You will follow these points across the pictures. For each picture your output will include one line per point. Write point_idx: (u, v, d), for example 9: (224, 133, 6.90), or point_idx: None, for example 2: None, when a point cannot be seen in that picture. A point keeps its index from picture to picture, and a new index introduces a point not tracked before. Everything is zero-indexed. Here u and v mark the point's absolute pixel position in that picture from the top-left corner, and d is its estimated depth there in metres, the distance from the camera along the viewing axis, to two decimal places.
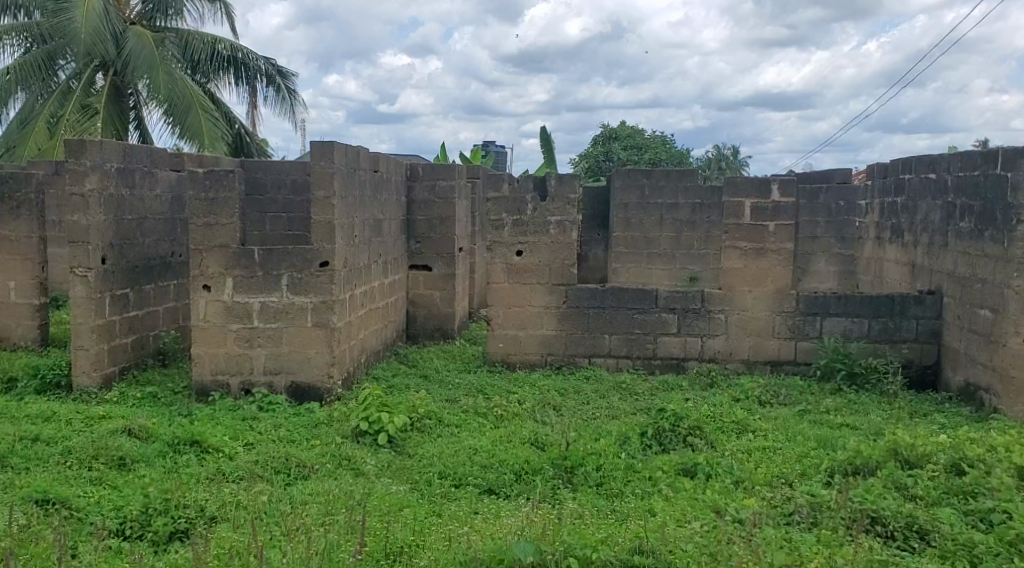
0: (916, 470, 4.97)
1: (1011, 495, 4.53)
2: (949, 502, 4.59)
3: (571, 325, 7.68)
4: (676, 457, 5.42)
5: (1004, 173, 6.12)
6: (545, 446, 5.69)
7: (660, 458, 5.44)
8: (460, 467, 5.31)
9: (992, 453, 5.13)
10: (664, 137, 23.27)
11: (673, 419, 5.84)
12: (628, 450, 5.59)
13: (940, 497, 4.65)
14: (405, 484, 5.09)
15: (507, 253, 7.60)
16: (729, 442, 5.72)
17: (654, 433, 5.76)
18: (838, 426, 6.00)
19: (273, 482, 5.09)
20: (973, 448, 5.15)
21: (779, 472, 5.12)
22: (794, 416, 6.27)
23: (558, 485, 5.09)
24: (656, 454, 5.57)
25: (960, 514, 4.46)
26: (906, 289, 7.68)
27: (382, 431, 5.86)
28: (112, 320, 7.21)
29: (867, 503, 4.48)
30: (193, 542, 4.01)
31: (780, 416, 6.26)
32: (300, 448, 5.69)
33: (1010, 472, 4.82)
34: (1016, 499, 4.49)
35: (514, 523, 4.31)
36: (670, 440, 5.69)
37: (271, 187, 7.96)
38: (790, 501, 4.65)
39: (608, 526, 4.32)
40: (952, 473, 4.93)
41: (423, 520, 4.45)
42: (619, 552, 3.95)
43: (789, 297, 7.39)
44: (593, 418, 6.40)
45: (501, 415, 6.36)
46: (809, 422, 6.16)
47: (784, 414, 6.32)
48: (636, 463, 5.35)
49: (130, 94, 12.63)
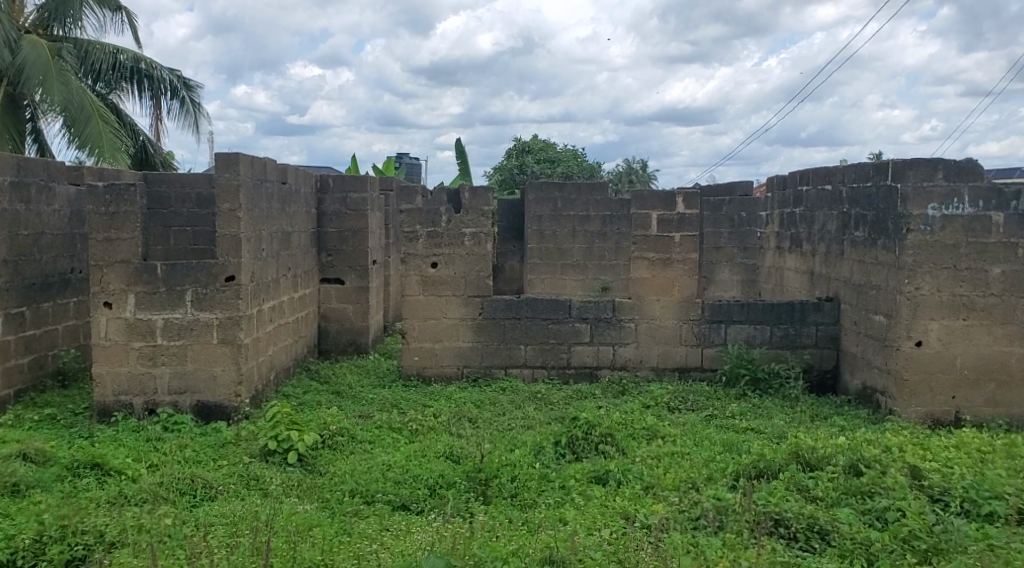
0: (818, 472, 5.12)
1: (904, 493, 4.74)
2: (847, 502, 4.75)
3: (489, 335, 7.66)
4: (588, 465, 5.48)
5: (894, 185, 6.37)
6: (460, 459, 5.67)
7: (572, 467, 5.48)
8: (372, 483, 5.24)
9: (887, 453, 5.36)
10: (576, 150, 23.56)
11: (586, 427, 5.90)
12: (541, 460, 5.62)
13: (839, 497, 4.80)
14: (308, 504, 4.98)
15: (421, 266, 7.57)
16: (639, 449, 5.80)
17: (567, 442, 5.81)
18: (744, 431, 6.15)
19: (177, 505, 4.93)
20: (870, 449, 5.37)
21: (687, 476, 5.21)
22: (702, 421, 6.41)
23: (471, 498, 5.07)
24: (568, 463, 5.62)
25: (858, 513, 4.62)
26: (806, 297, 7.94)
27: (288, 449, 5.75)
28: (6, 339, 6.89)
29: (770, 507, 4.59)
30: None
31: (689, 422, 6.39)
32: (207, 468, 5.54)
33: (903, 472, 5.05)
34: (909, 497, 4.70)
35: (423, 538, 4.28)
36: (583, 449, 5.74)
37: (175, 200, 7.73)
38: (691, 506, 4.72)
39: (518, 537, 4.33)
40: (850, 473, 5.11)
41: (332, 539, 4.38)
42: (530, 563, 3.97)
43: (696, 306, 7.55)
44: (508, 429, 6.41)
45: (416, 430, 6.32)
46: (716, 426, 6.30)
47: (692, 420, 6.44)
48: (549, 473, 5.39)
49: (26, 105, 12.12)
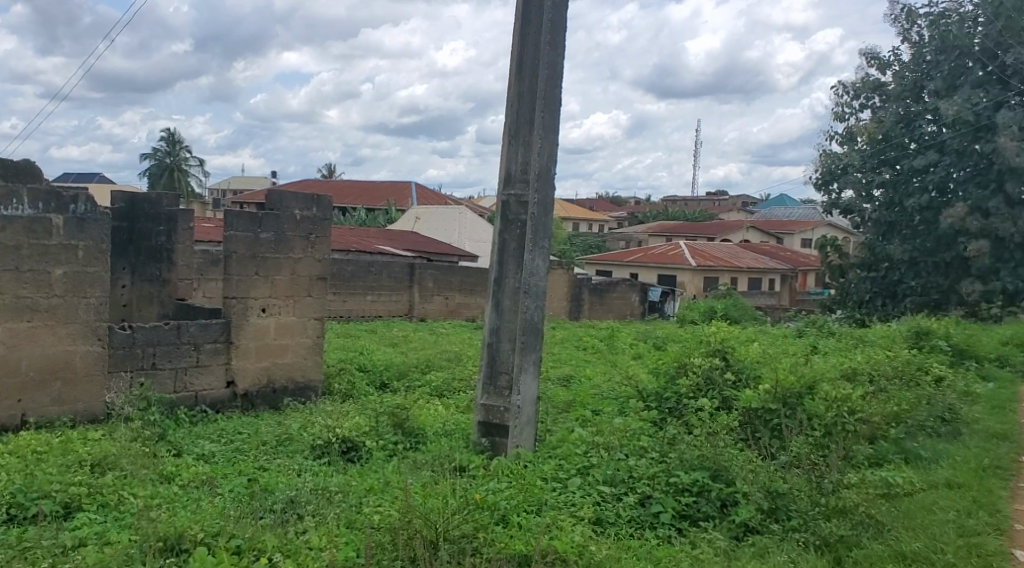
0: (575, 423, 6.97)
1: (579, 412, 7.47)
2: (554, 417, 7.26)
3: (314, 374, 8.96)
4: (402, 441, 6.79)
5: None
6: (295, 450, 6.60)
7: (391, 440, 6.76)
8: (234, 473, 6.00)
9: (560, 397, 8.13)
10: None
11: (401, 421, 6.98)
12: (366, 437, 6.74)
13: (547, 415, 7.31)
14: (170, 450, 6.55)
15: (253, 312, 8.41)
16: (437, 425, 7.18)
17: (386, 428, 6.91)
18: (460, 399, 8.62)
19: (60, 483, 5.26)
20: (562, 401, 7.91)
21: (440, 419, 7.49)
22: (435, 400, 8.67)
23: (325, 470, 6.12)
24: (388, 436, 6.81)
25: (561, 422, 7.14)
26: (469, 363, 10.92)
27: (129, 412, 7.19)
28: None
29: (557, 443, 6.34)
30: (33, 493, 5.08)
31: (424, 400, 8.62)
32: (58, 450, 6.21)
33: (571, 404, 7.82)
34: (583, 413, 7.42)
35: (317, 490, 5.31)
36: (401, 435, 6.85)
37: None
38: (449, 424, 7.19)
39: (358, 470, 6.14)
40: (590, 420, 7.08)
41: (219, 480, 5.80)
42: (381, 473, 5.81)
43: (399, 369, 10.08)
44: (289, 415, 8.06)
45: (216, 423, 7.70)
46: (444, 402, 8.61)
47: (420, 396, 8.79)
48: (377, 449, 6.59)
49: None
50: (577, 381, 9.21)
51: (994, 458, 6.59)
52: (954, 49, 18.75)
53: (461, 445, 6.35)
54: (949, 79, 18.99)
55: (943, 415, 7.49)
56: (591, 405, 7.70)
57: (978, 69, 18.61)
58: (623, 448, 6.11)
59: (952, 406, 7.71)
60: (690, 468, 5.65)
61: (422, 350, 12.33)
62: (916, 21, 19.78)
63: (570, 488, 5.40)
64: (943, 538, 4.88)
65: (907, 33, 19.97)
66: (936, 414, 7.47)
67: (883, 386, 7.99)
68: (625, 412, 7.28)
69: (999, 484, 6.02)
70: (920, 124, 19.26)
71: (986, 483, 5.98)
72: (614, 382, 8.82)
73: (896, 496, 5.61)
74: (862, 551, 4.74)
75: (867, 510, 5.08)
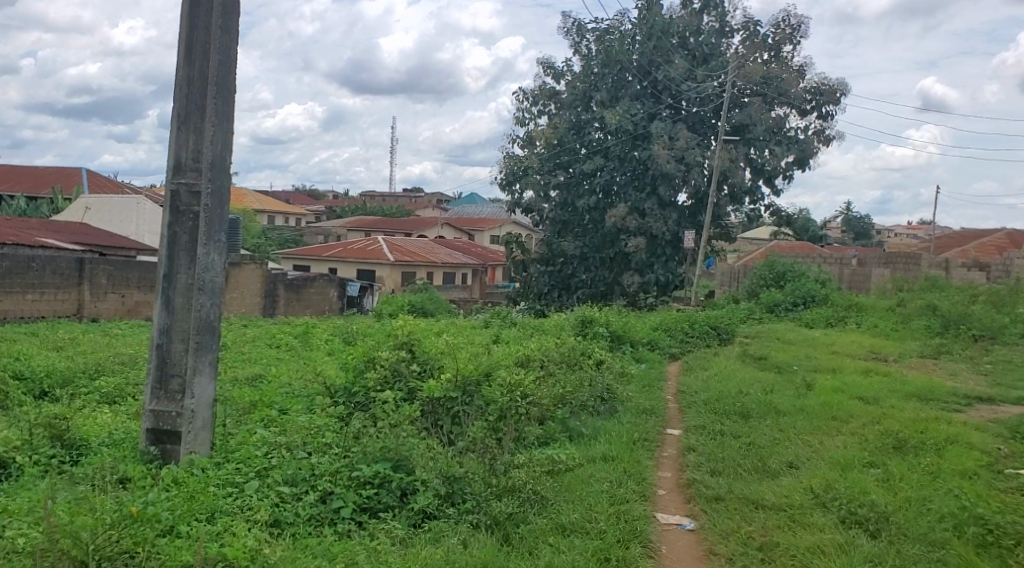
0: (259, 423, 6.73)
1: (263, 410, 7.22)
2: (234, 416, 6.95)
3: None
4: (60, 453, 6.13)
5: None
6: None
7: (46, 454, 6.07)
8: None
9: (246, 395, 7.81)
10: None
11: (57, 432, 6.30)
12: (15, 450, 5.99)
13: (227, 414, 6.99)
14: None
15: None
16: (102, 433, 6.56)
17: (39, 440, 6.19)
18: (132, 403, 7.98)
19: None
20: (246, 399, 7.62)
21: (108, 426, 6.86)
22: (104, 406, 7.93)
23: None
24: (42, 450, 6.10)
25: (243, 420, 6.85)
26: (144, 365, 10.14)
27: None
28: None
29: (236, 444, 6.07)
30: None
31: (91, 406, 7.86)
32: None
33: (255, 402, 7.54)
34: (266, 410, 7.19)
35: None
36: (58, 447, 6.17)
37: None
38: (118, 431, 6.62)
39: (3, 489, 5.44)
40: (273, 418, 6.87)
41: None
42: (31, 491, 5.19)
43: (60, 373, 9.10)
44: None
45: None
46: (114, 407, 7.91)
47: (86, 403, 8.00)
48: (28, 463, 5.88)
49: None
50: (264, 379, 8.91)
51: (643, 431, 7.44)
52: (616, 63, 20.63)
53: (127, 455, 5.85)
54: (611, 91, 20.93)
55: (602, 395, 8.34)
56: (277, 404, 7.49)
57: (635, 83, 20.71)
58: (306, 446, 5.97)
59: (609, 387, 8.60)
60: (371, 460, 5.66)
61: (92, 354, 11.25)
62: (585, 35, 21.56)
63: (247, 491, 5.18)
64: (597, 508, 5.42)
65: (578, 46, 21.70)
66: (597, 395, 8.28)
67: (553, 370, 8.63)
68: (311, 410, 7.14)
69: (646, 454, 6.82)
70: (589, 131, 21.17)
71: (635, 454, 6.73)
72: (302, 379, 8.64)
73: (559, 473, 6.13)
74: (527, 526, 5.13)
75: (533, 488, 5.50)
